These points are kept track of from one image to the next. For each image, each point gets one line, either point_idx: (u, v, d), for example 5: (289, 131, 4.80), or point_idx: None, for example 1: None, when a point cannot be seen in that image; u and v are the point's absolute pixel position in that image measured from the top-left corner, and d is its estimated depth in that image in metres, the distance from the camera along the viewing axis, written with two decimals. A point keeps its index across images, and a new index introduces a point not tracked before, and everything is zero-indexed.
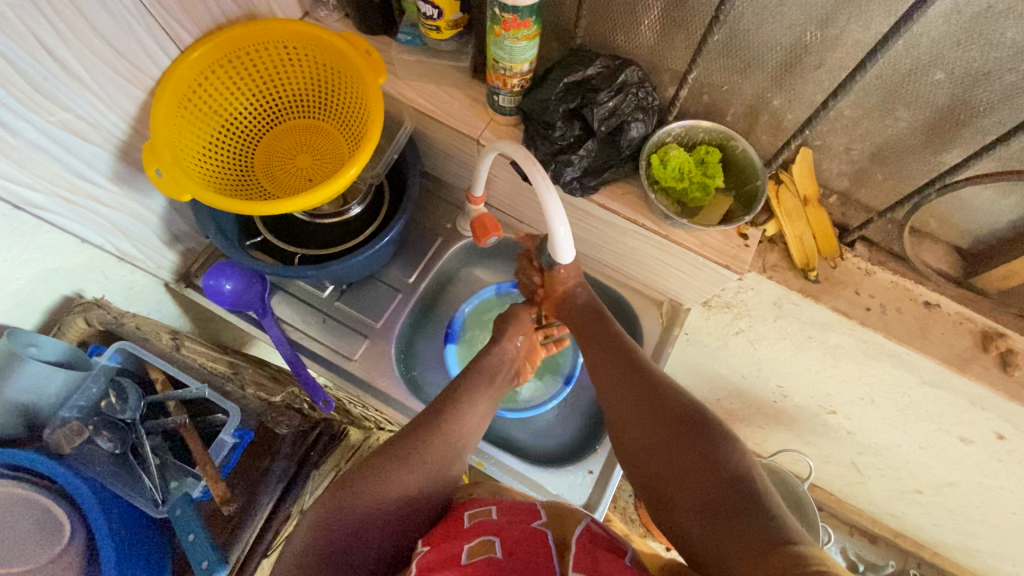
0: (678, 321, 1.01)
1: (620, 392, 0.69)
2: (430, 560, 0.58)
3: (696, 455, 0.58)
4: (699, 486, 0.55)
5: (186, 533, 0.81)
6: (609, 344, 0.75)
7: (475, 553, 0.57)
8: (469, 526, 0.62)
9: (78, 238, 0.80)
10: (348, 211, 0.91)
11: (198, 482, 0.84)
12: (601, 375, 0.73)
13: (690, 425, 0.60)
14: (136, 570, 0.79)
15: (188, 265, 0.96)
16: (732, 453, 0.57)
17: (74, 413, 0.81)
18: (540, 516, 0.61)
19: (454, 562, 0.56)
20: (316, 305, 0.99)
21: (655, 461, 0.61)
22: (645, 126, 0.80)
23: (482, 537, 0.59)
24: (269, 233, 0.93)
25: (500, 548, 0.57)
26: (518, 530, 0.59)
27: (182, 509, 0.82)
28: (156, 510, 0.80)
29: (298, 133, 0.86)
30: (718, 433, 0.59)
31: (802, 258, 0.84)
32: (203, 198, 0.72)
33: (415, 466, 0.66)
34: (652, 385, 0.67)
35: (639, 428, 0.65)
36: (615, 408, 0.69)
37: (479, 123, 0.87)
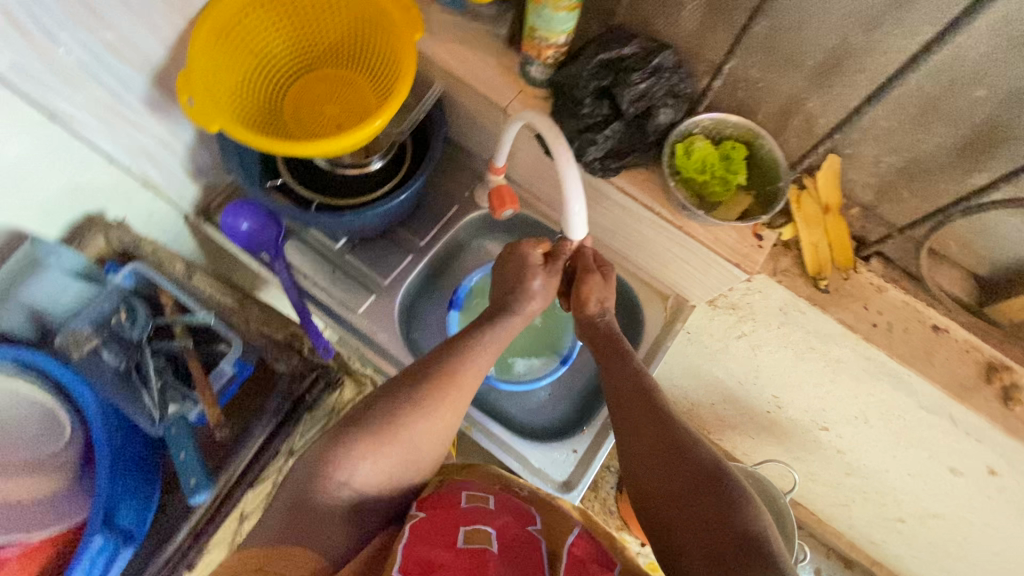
0: (681, 317, 1.02)
1: (630, 423, 0.68)
2: (423, 528, 0.61)
3: (709, 504, 0.58)
4: (710, 536, 0.56)
5: (178, 450, 0.87)
6: (627, 376, 0.73)
7: (468, 540, 0.60)
8: (464, 506, 0.64)
9: (106, 158, 0.82)
10: (369, 164, 0.92)
11: (195, 407, 0.87)
12: (617, 407, 0.71)
13: (705, 475, 0.60)
14: (128, 478, 0.83)
15: (209, 200, 0.98)
16: (745, 508, 0.57)
17: (85, 325, 0.82)
18: (535, 522, 0.65)
19: (448, 542, 0.59)
20: (328, 255, 1.01)
21: (667, 507, 0.61)
22: (674, 113, 0.78)
23: (479, 525, 0.61)
24: (291, 176, 0.93)
25: (496, 543, 0.60)
26: (514, 529, 0.62)
27: (177, 429, 0.87)
28: (153, 428, 0.84)
29: (329, 82, 0.88)
30: (730, 481, 0.59)
31: (813, 266, 0.83)
32: (230, 131, 0.73)
33: (421, 416, 0.65)
34: (671, 426, 0.66)
35: (654, 468, 0.63)
36: (630, 445, 0.67)
37: (509, 92, 0.87)
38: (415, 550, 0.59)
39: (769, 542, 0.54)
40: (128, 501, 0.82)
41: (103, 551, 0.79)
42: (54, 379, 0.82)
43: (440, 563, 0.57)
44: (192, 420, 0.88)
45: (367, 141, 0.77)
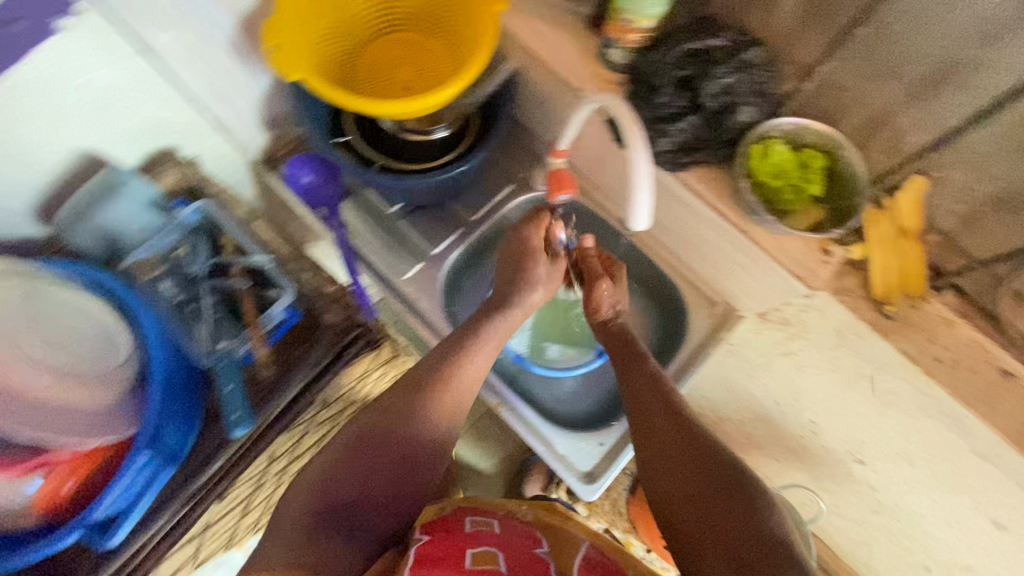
0: (728, 326, 0.99)
1: (648, 422, 0.67)
2: (430, 550, 0.61)
3: (729, 507, 0.56)
4: (732, 540, 0.54)
5: (226, 383, 0.87)
6: (645, 379, 0.72)
7: (477, 562, 0.60)
8: (468, 531, 0.66)
9: (185, 98, 0.84)
10: (433, 132, 0.93)
11: (244, 344, 0.88)
12: (634, 409, 0.70)
13: (726, 478, 0.59)
14: (176, 405, 0.84)
15: (276, 150, 1.00)
16: (768, 511, 0.55)
17: (149, 253, 0.86)
18: (540, 546, 0.67)
19: (457, 563, 0.59)
20: (380, 219, 1.02)
21: (686, 509, 0.59)
22: (755, 112, 0.76)
23: (485, 548, 0.62)
24: (358, 135, 0.93)
25: (504, 564, 0.61)
26: (519, 552, 0.64)
27: (225, 364, 0.87)
28: (203, 358, 0.86)
29: (406, 47, 0.90)
30: (753, 484, 0.58)
31: (882, 290, 0.78)
32: (310, 82, 0.74)
33: (419, 422, 0.66)
34: (691, 430, 0.64)
35: (672, 470, 0.62)
36: (647, 447, 0.66)
37: (585, 75, 0.85)
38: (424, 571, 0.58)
39: (794, 548, 0.52)
40: (175, 421, 0.84)
41: (146, 469, 0.81)
42: (117, 297, 0.84)
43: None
44: (240, 358, 0.89)
45: (436, 108, 0.78)
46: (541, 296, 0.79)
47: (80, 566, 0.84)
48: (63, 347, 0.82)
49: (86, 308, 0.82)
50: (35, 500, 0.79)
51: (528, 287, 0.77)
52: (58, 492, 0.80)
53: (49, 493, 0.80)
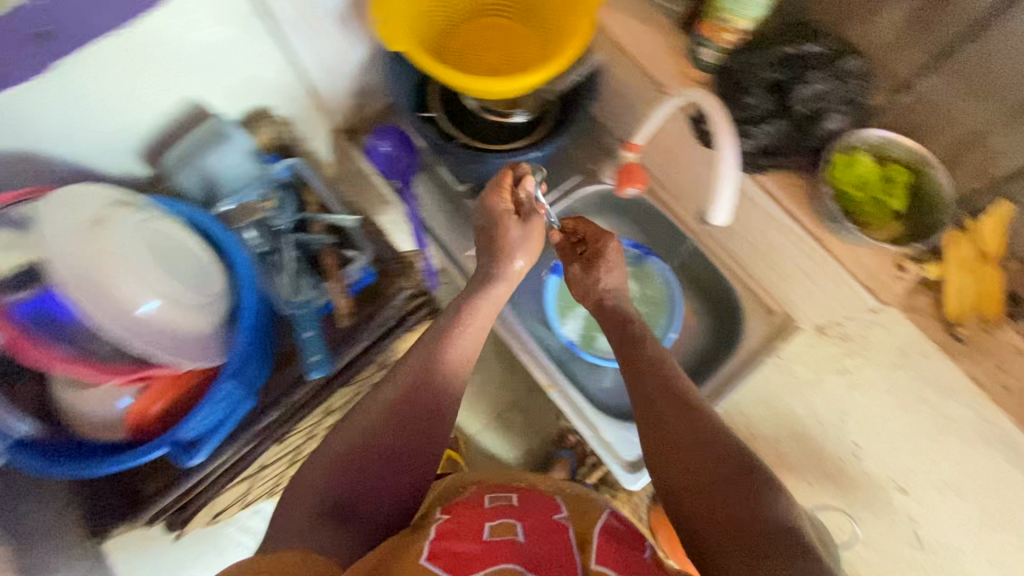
0: (784, 335, 0.97)
1: (652, 406, 0.63)
2: (446, 527, 0.57)
3: (736, 490, 0.53)
4: (739, 520, 0.51)
5: (304, 329, 0.80)
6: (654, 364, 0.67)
7: (497, 532, 0.56)
8: (489, 504, 0.61)
9: (287, 60, 0.86)
10: (512, 116, 0.95)
11: (324, 294, 0.82)
12: (638, 396, 0.65)
13: (731, 457, 0.55)
14: (259, 354, 0.73)
15: (357, 120, 1.04)
16: (772, 489, 0.52)
17: (235, 203, 0.83)
18: (562, 510, 0.60)
19: (473, 534, 0.55)
20: (450, 195, 1.06)
21: (692, 492, 0.55)
22: (844, 122, 0.76)
23: (506, 518, 0.57)
24: (441, 113, 0.96)
25: (521, 532, 0.55)
26: (539, 517, 0.58)
27: (305, 313, 0.80)
28: (285, 304, 0.80)
29: (497, 32, 0.93)
30: (766, 472, 0.54)
31: (954, 312, 0.79)
32: (410, 53, 0.77)
33: (422, 402, 0.64)
34: (694, 413, 0.60)
35: (679, 454, 0.58)
36: (650, 433, 0.61)
37: (672, 71, 0.87)
38: (444, 543, 0.54)
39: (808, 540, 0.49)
40: (257, 364, 0.73)
41: (226, 401, 0.69)
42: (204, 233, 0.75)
43: (464, 554, 0.53)
44: (319, 309, 0.82)
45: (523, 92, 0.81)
46: (528, 262, 0.75)
47: (148, 488, 0.76)
48: (131, 271, 0.62)
49: (171, 236, 0.67)
50: (125, 417, 0.68)
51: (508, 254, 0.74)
52: (147, 415, 0.68)
53: (136, 415, 0.68)
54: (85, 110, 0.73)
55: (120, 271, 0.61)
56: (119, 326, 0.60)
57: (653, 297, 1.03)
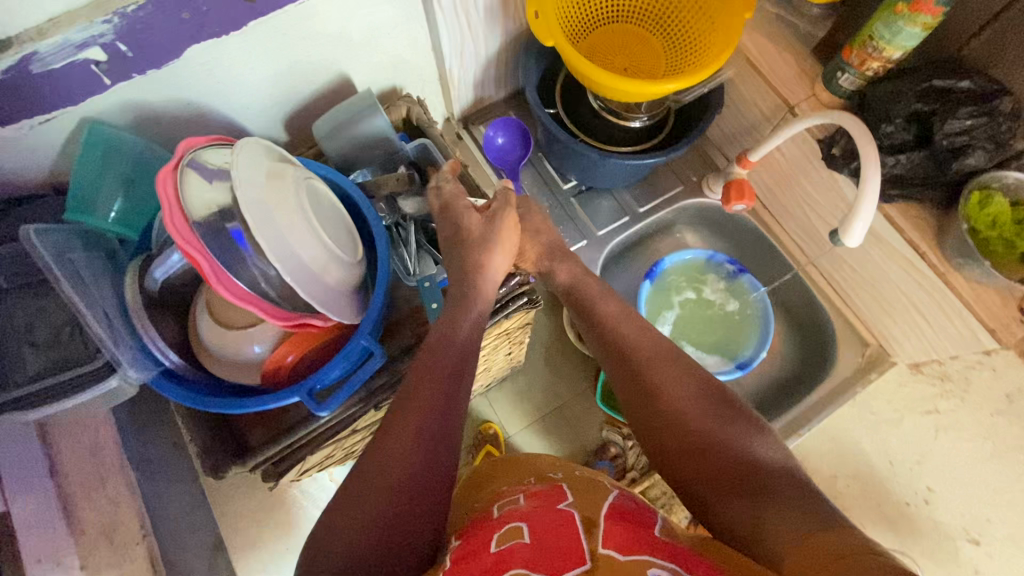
0: (877, 368, 0.96)
1: (638, 377, 0.61)
2: (458, 553, 0.52)
3: (726, 441, 0.53)
4: (735, 474, 0.51)
5: (429, 301, 0.77)
6: (631, 333, 0.65)
7: (504, 542, 0.50)
8: (498, 514, 0.56)
9: (432, 45, 0.90)
10: (631, 121, 0.96)
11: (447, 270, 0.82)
12: (621, 374, 0.63)
13: (720, 414, 0.55)
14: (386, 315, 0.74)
15: (474, 110, 1.09)
16: (760, 437, 0.53)
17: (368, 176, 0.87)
18: (566, 499, 0.55)
19: (479, 550, 0.50)
20: (555, 192, 1.08)
21: (690, 459, 0.54)
22: (985, 159, 0.76)
23: (511, 524, 0.52)
24: (562, 110, 1.00)
25: (528, 533, 0.50)
26: (540, 511, 0.53)
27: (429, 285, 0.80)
28: (409, 276, 0.81)
29: (627, 37, 0.96)
30: (748, 416, 0.55)
31: None
32: (562, 48, 0.81)
33: (426, 426, 0.55)
34: (682, 377, 0.59)
35: (671, 422, 0.57)
36: (639, 407, 0.60)
37: (802, 93, 0.90)
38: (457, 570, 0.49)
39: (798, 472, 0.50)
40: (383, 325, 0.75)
41: (358, 355, 0.71)
42: (349, 199, 0.80)
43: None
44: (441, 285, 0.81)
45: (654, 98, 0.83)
46: (502, 260, 0.71)
47: (254, 437, 0.82)
48: (305, 225, 0.64)
49: (314, 188, 0.69)
50: (263, 364, 0.71)
51: (484, 248, 0.70)
52: (282, 364, 0.71)
53: (273, 363, 0.70)
54: (256, 73, 0.76)
55: (296, 224, 0.64)
56: (296, 274, 0.62)
57: (744, 315, 1.04)
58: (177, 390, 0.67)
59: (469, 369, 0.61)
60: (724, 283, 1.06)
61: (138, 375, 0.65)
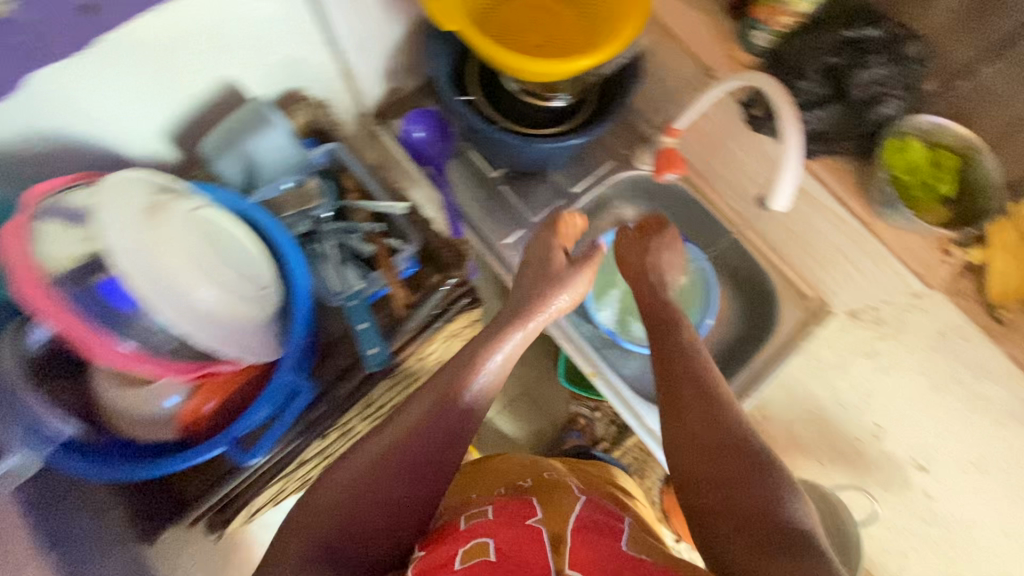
0: (820, 318, 0.95)
1: (675, 394, 0.59)
2: (419, 568, 0.51)
3: (750, 489, 0.51)
4: (749, 520, 0.49)
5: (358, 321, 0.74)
6: (682, 354, 0.62)
7: (468, 557, 0.49)
8: (464, 527, 0.54)
9: (328, 39, 0.84)
10: (553, 100, 0.92)
11: (372, 282, 0.76)
12: (661, 386, 0.61)
13: (753, 458, 0.52)
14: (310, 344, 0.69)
15: (388, 103, 1.01)
16: (791, 496, 0.50)
17: (277, 192, 0.79)
18: (537, 514, 0.54)
19: (443, 569, 0.48)
20: (484, 181, 1.03)
21: (706, 488, 0.53)
22: (898, 107, 0.76)
23: (476, 539, 0.51)
24: (478, 94, 0.94)
25: (493, 551, 0.49)
26: (509, 530, 0.51)
27: (355, 303, 0.75)
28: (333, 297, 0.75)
29: (538, 12, 0.91)
30: (780, 470, 0.52)
31: (998, 291, 0.90)
32: (464, 32, 0.75)
33: (419, 446, 0.56)
34: (722, 408, 0.56)
35: (698, 446, 0.55)
36: (669, 422, 0.58)
37: (721, 59, 0.91)
38: None
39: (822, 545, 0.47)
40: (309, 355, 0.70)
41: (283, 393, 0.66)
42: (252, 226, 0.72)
43: None
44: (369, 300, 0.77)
45: (571, 75, 0.79)
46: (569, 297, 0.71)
47: (192, 490, 0.76)
48: (200, 270, 0.60)
49: (204, 217, 0.63)
50: (177, 418, 0.65)
51: (554, 285, 0.69)
52: (200, 414, 0.65)
53: (189, 414, 0.65)
54: (125, 91, 0.69)
55: (181, 265, 0.59)
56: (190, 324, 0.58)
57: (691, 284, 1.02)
58: (82, 462, 0.61)
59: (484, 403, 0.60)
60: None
61: (34, 457, 0.57)
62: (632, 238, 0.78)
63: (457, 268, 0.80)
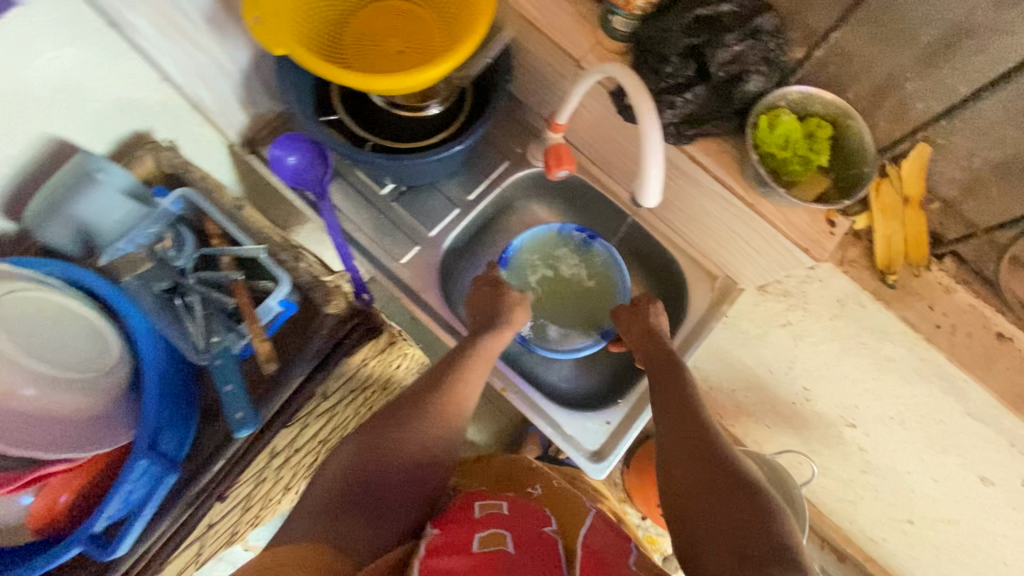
0: (729, 297, 1.00)
1: (675, 426, 0.72)
2: (441, 542, 0.66)
3: (736, 508, 0.60)
4: (732, 534, 0.58)
5: (222, 382, 0.72)
6: (680, 391, 0.75)
7: (485, 543, 0.64)
8: (479, 515, 0.70)
9: (158, 72, 0.79)
10: (427, 108, 0.88)
11: (241, 338, 0.74)
12: (664, 416, 0.74)
13: (739, 481, 0.62)
14: (171, 411, 0.69)
15: (257, 130, 0.95)
16: (777, 518, 0.58)
17: (132, 247, 0.75)
18: (549, 524, 0.70)
19: (464, 550, 0.64)
20: (372, 201, 0.98)
21: (695, 504, 0.63)
22: (765, 81, 0.74)
23: (494, 530, 0.66)
24: (345, 112, 0.89)
25: (511, 543, 0.64)
26: (527, 531, 0.67)
27: (222, 360, 0.73)
28: (196, 356, 0.71)
29: (394, 16, 0.84)
30: (766, 497, 0.60)
31: (885, 260, 0.78)
32: (298, 56, 0.68)
33: (422, 428, 0.75)
34: (713, 440, 0.68)
35: (688, 467, 0.66)
36: (669, 447, 0.70)
37: (585, 43, 0.81)
38: (440, 559, 0.63)
39: (801, 560, 0.55)
40: (173, 426, 0.69)
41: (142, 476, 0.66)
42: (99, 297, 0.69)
43: (458, 568, 0.61)
44: (237, 354, 0.74)
45: (434, 82, 0.73)
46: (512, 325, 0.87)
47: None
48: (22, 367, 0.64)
49: (33, 306, 0.66)
50: (28, 518, 0.63)
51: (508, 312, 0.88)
52: (53, 510, 0.64)
53: (41, 514, 0.63)
54: None
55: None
56: None
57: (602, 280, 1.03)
58: None
59: (470, 397, 0.81)
60: (579, 251, 1.04)
61: None
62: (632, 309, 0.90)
63: (332, 306, 0.79)
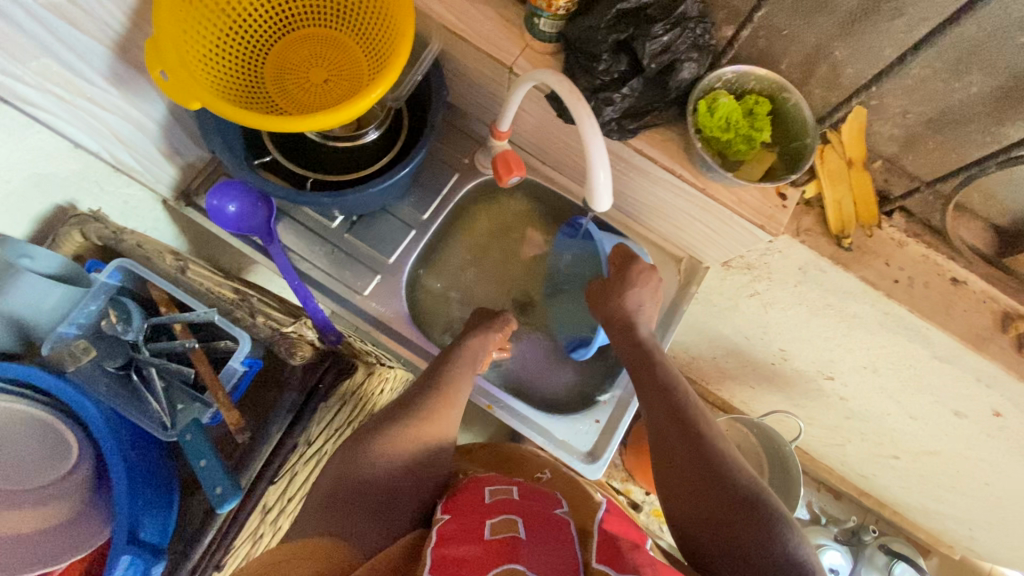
0: (696, 279, 1.00)
1: (666, 438, 0.70)
2: (448, 530, 0.60)
3: (745, 525, 0.60)
4: (745, 555, 0.59)
5: (197, 458, 0.74)
6: (666, 398, 0.74)
7: (497, 531, 0.58)
8: (489, 502, 0.63)
9: (71, 141, 0.75)
10: (364, 136, 0.84)
11: (207, 408, 0.77)
12: (655, 426, 0.73)
13: (742, 494, 0.62)
14: (147, 491, 0.73)
15: (189, 181, 0.91)
16: (784, 530, 0.59)
17: (74, 331, 0.75)
18: (561, 507, 0.65)
19: (476, 537, 0.57)
20: (324, 235, 0.95)
21: (700, 523, 0.63)
22: (698, 67, 0.74)
23: (505, 515, 0.59)
24: (281, 154, 0.87)
25: (523, 529, 0.58)
26: (542, 518, 0.60)
27: (192, 434, 0.75)
28: (165, 434, 0.74)
29: (317, 45, 0.79)
30: (771, 508, 0.61)
31: (837, 224, 0.81)
32: (208, 105, 0.65)
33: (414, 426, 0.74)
34: (709, 449, 0.67)
35: (687, 483, 0.66)
36: (665, 461, 0.69)
37: (514, 48, 0.79)
38: (445, 548, 0.56)
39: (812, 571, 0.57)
40: (152, 511, 0.73)
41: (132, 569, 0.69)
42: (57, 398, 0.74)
43: (469, 556, 0.54)
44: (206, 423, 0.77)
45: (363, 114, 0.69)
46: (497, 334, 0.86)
47: None
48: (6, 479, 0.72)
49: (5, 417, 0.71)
50: None
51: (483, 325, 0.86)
52: None
53: None
54: None
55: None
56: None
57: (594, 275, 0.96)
58: None
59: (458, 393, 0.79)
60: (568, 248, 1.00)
61: None
62: (606, 283, 0.87)
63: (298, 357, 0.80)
